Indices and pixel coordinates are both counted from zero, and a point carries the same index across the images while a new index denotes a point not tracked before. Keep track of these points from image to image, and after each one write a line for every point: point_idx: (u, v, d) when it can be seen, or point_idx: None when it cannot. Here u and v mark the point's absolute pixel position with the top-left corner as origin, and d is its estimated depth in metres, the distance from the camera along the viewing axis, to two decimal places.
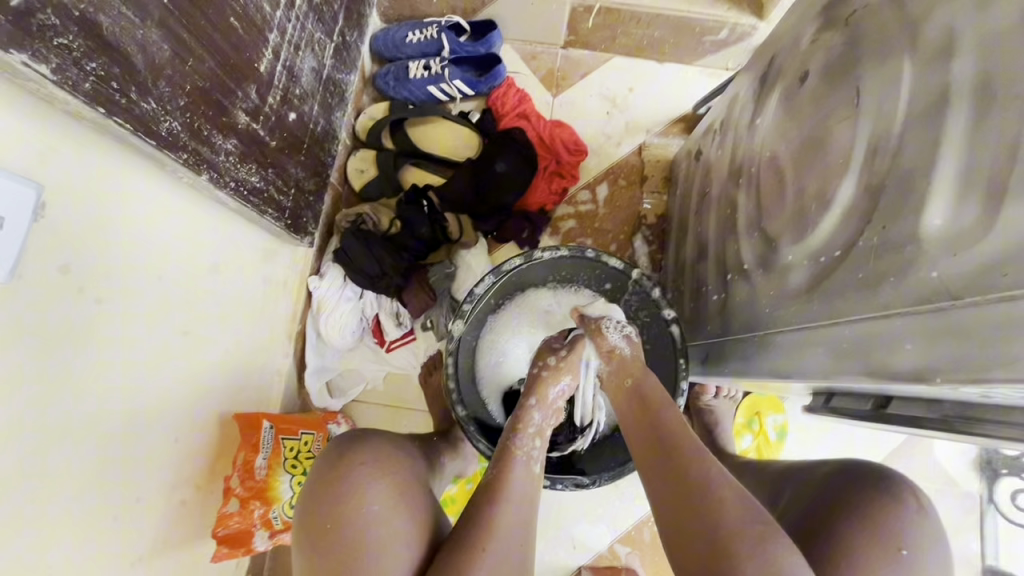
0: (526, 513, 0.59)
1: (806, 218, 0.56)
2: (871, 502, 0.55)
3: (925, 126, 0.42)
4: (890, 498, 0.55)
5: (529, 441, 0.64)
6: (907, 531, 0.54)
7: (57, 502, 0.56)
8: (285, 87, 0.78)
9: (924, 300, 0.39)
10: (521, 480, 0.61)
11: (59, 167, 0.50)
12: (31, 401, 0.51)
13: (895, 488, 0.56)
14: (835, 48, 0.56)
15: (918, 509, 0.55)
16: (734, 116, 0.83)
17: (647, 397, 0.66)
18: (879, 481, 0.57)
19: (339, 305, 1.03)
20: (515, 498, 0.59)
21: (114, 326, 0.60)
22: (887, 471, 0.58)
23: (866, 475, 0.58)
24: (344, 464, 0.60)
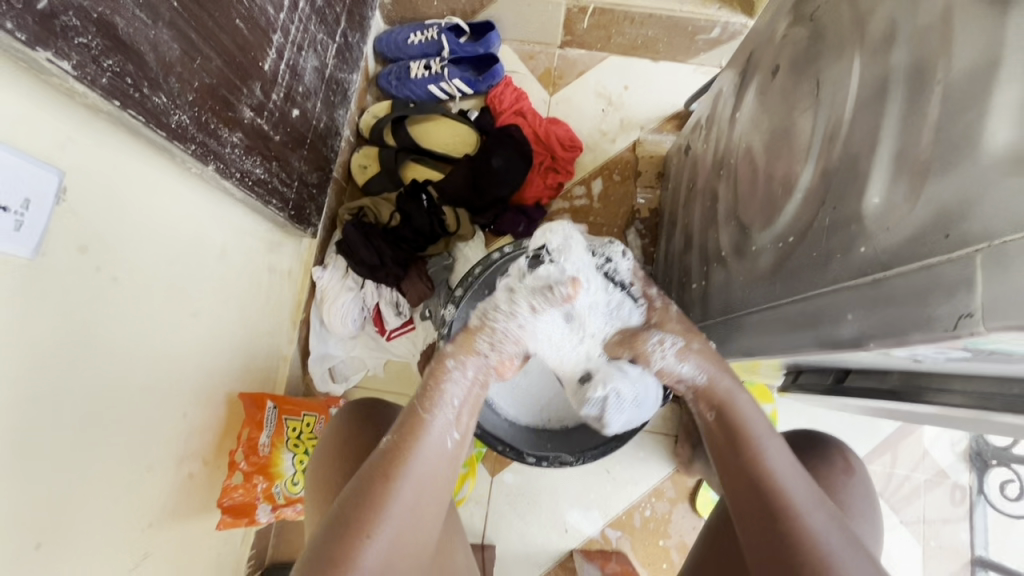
0: (428, 485, 0.59)
1: (774, 203, 0.59)
2: (804, 466, 0.63)
3: (869, 112, 0.45)
4: (821, 462, 0.63)
5: (441, 402, 0.62)
6: (836, 491, 0.60)
7: (70, 451, 0.60)
8: (289, 85, 0.83)
9: (864, 273, 0.42)
10: (425, 455, 0.59)
11: (79, 153, 0.55)
12: (67, 366, 0.58)
13: (825, 449, 0.64)
14: (801, 42, 0.60)
15: (847, 470, 0.62)
16: (718, 111, 0.86)
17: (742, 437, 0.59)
18: (813, 448, 0.65)
19: (342, 294, 1.07)
20: (421, 473, 0.58)
21: (125, 289, 0.64)
22: (818, 436, 0.66)
23: (805, 443, 0.65)
24: (360, 429, 0.69)
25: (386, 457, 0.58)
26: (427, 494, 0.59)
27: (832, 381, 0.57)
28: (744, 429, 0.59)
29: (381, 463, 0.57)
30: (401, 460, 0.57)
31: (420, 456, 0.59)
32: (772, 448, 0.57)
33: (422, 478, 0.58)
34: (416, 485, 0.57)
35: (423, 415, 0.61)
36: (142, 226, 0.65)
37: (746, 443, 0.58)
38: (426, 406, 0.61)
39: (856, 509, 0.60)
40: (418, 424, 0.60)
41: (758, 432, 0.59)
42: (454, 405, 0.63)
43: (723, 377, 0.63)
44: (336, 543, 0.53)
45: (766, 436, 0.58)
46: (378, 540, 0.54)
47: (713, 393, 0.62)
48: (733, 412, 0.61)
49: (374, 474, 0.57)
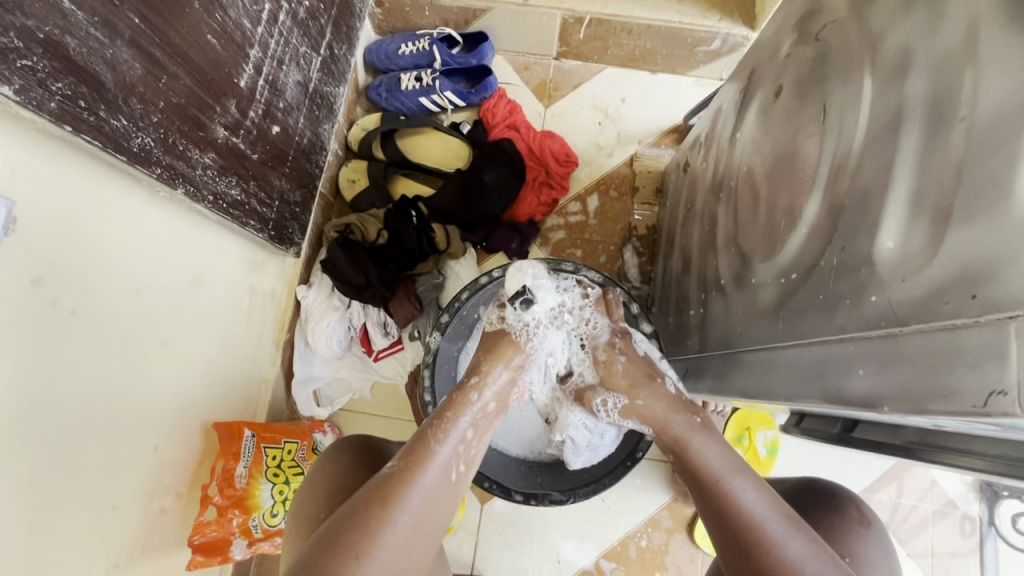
0: (426, 522, 0.56)
1: (776, 234, 0.56)
2: (815, 514, 0.59)
3: (881, 146, 0.41)
4: (834, 511, 0.59)
5: (450, 433, 0.60)
6: (849, 542, 0.57)
7: (24, 498, 0.56)
8: (268, 101, 0.79)
9: (876, 326, 0.38)
10: (427, 486, 0.56)
11: (30, 181, 0.51)
12: (20, 407, 0.54)
13: (839, 503, 0.60)
14: (806, 62, 0.56)
15: (862, 522, 0.58)
16: (718, 128, 0.82)
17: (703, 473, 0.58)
18: (825, 496, 0.61)
19: (326, 315, 1.03)
20: (420, 505, 0.55)
21: (86, 322, 0.60)
22: (829, 486, 0.62)
23: (817, 490, 0.62)
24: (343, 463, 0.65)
25: (384, 484, 0.55)
26: (426, 530, 0.56)
27: (841, 429, 0.54)
28: (703, 468, 0.59)
29: (379, 487, 0.55)
30: (399, 487, 0.55)
31: (420, 482, 0.56)
32: (739, 483, 0.56)
33: (419, 511, 0.55)
34: (411, 519, 0.54)
35: (427, 443, 0.59)
36: (104, 252, 0.61)
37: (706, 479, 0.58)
38: (432, 433, 0.59)
39: (869, 565, 0.56)
40: (424, 453, 0.58)
41: (720, 470, 0.58)
42: (458, 435, 0.60)
43: (677, 421, 0.64)
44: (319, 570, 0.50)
45: (730, 472, 0.57)
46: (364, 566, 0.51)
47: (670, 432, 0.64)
48: (689, 451, 0.61)
49: (368, 500, 0.54)
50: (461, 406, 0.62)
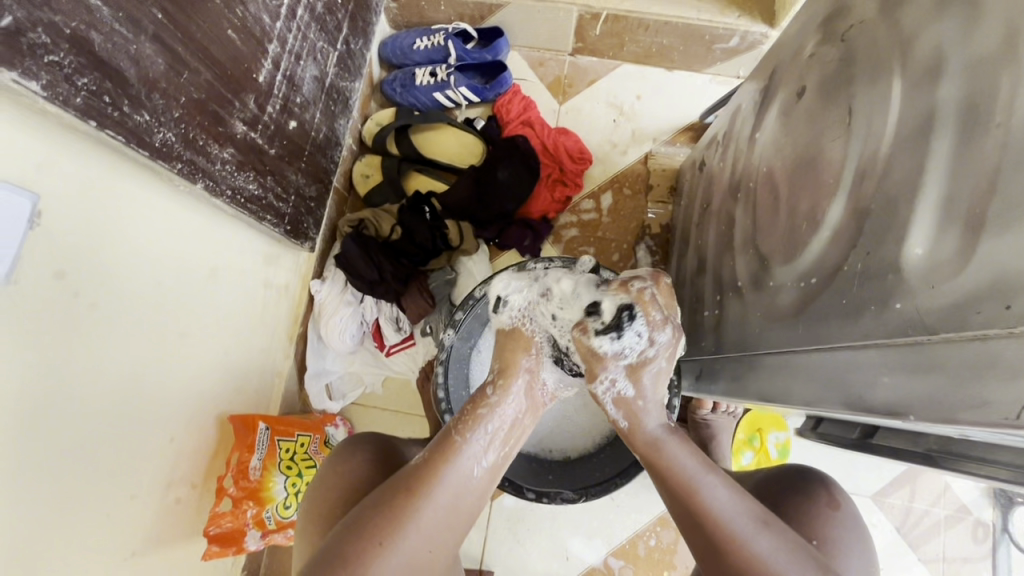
0: (451, 521, 0.54)
1: (797, 237, 0.55)
2: (783, 502, 0.58)
3: (911, 150, 0.40)
4: (800, 495, 0.58)
5: (479, 431, 0.57)
6: (818, 525, 0.55)
7: (45, 486, 0.57)
8: (285, 96, 0.79)
9: (901, 333, 0.38)
10: (452, 485, 0.54)
11: (56, 176, 0.52)
12: (42, 398, 0.55)
13: (807, 486, 0.59)
14: (831, 63, 0.55)
15: (831, 504, 0.58)
16: (736, 127, 0.81)
17: (671, 472, 0.54)
18: (794, 483, 0.60)
19: (339, 309, 1.04)
20: (446, 502, 0.53)
21: (104, 315, 0.61)
22: (802, 471, 0.62)
23: (789, 476, 0.61)
24: (357, 450, 0.67)
25: (411, 474, 0.54)
26: (447, 528, 0.54)
27: (859, 436, 0.54)
28: (675, 470, 0.54)
29: (406, 477, 0.54)
30: (427, 479, 0.53)
31: (447, 478, 0.54)
32: (760, 539, 0.49)
33: (447, 505, 0.54)
34: (438, 513, 0.53)
35: (455, 438, 0.57)
36: (127, 246, 0.62)
37: (671, 477, 0.54)
38: (463, 425, 0.58)
39: (840, 546, 0.55)
40: (452, 449, 0.56)
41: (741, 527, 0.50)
42: (489, 436, 0.58)
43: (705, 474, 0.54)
44: (347, 556, 0.50)
45: (752, 531, 0.50)
46: (390, 557, 0.50)
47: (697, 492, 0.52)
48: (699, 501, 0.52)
49: (396, 487, 0.53)
50: (495, 401, 0.59)
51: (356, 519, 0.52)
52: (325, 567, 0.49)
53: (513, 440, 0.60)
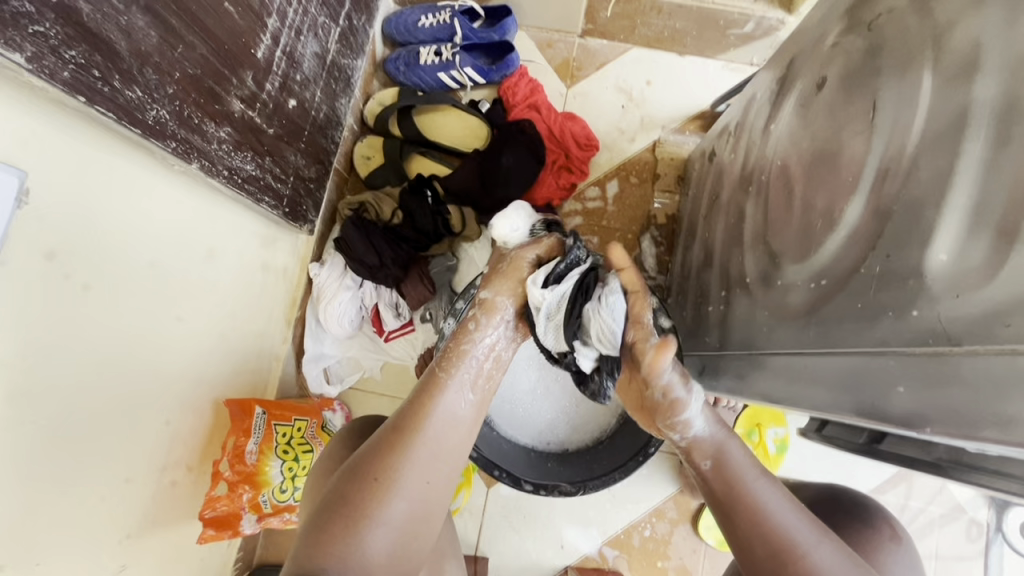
0: (445, 456, 0.58)
1: (810, 235, 0.53)
2: (842, 524, 0.58)
3: (940, 151, 0.39)
4: (863, 523, 0.58)
5: (462, 366, 0.62)
6: (876, 555, 0.55)
7: (37, 469, 0.56)
8: (285, 73, 0.76)
9: (921, 342, 0.37)
10: (439, 423, 0.58)
11: (43, 154, 0.50)
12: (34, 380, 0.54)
13: (869, 515, 0.59)
14: (855, 55, 0.53)
15: (893, 537, 0.58)
16: (750, 118, 0.79)
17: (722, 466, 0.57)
18: (855, 510, 0.60)
19: (338, 294, 1.02)
20: (433, 442, 0.57)
21: (96, 297, 0.59)
22: (859, 498, 0.62)
23: (844, 501, 0.62)
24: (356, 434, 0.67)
25: (396, 421, 0.58)
26: (443, 460, 0.58)
27: (866, 440, 0.53)
28: (727, 467, 0.56)
29: (393, 425, 0.57)
30: (413, 421, 0.57)
31: (435, 413, 0.59)
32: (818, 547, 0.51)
33: (437, 442, 0.58)
34: (433, 450, 0.57)
35: (437, 376, 0.61)
36: (122, 225, 0.61)
37: (717, 483, 0.56)
38: (445, 361, 0.62)
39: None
40: (437, 389, 0.60)
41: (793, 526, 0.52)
42: (468, 369, 0.62)
43: (752, 474, 0.56)
44: (349, 496, 0.53)
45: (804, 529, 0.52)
46: (396, 490, 0.54)
47: (740, 477, 0.55)
48: (746, 494, 0.54)
49: (385, 436, 0.57)
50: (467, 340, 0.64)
51: (352, 465, 0.55)
52: (333, 508, 0.52)
53: (493, 369, 0.65)
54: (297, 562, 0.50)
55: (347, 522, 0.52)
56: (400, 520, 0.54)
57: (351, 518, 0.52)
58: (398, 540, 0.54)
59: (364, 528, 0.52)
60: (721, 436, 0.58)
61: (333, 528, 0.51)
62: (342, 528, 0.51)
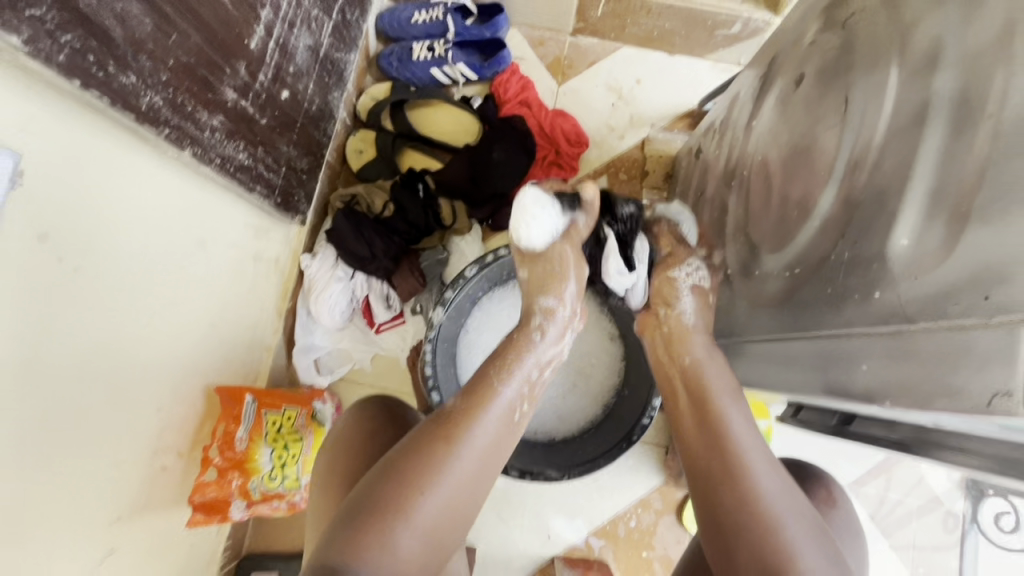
0: (488, 459, 0.57)
1: (787, 225, 0.55)
2: None
3: (903, 141, 0.41)
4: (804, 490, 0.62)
5: (514, 371, 0.62)
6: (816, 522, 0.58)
7: (27, 449, 0.57)
8: (278, 64, 0.77)
9: (883, 321, 0.39)
10: (488, 427, 0.58)
11: (36, 136, 0.51)
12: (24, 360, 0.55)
13: (808, 481, 0.63)
14: (830, 52, 0.55)
15: (828, 501, 0.61)
16: (734, 115, 0.81)
17: (698, 385, 0.64)
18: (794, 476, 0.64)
19: (330, 285, 1.02)
20: (479, 447, 0.57)
21: (88, 281, 0.60)
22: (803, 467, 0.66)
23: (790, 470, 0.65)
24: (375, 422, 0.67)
25: (448, 419, 0.57)
26: (484, 471, 0.57)
27: (837, 422, 0.54)
28: (711, 389, 0.63)
29: (440, 420, 0.57)
30: (462, 422, 0.57)
31: (482, 419, 0.58)
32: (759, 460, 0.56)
33: (482, 449, 0.57)
34: (473, 456, 0.56)
35: (492, 383, 0.61)
36: (115, 209, 0.62)
37: (693, 398, 0.63)
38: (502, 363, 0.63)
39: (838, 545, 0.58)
40: (487, 390, 0.60)
41: (745, 440, 0.58)
42: (523, 372, 0.63)
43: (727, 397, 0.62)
44: (389, 493, 0.52)
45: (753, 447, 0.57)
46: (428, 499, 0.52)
47: (720, 397, 0.62)
48: (712, 406, 0.61)
49: (435, 432, 0.56)
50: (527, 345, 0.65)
51: (392, 463, 0.54)
52: (367, 505, 0.51)
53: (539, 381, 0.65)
54: (326, 556, 0.48)
55: (382, 525, 0.50)
56: (430, 529, 0.52)
57: (383, 521, 0.50)
58: (424, 553, 0.52)
59: (396, 535, 0.50)
60: (718, 373, 0.64)
61: (366, 531, 0.50)
62: (375, 531, 0.50)
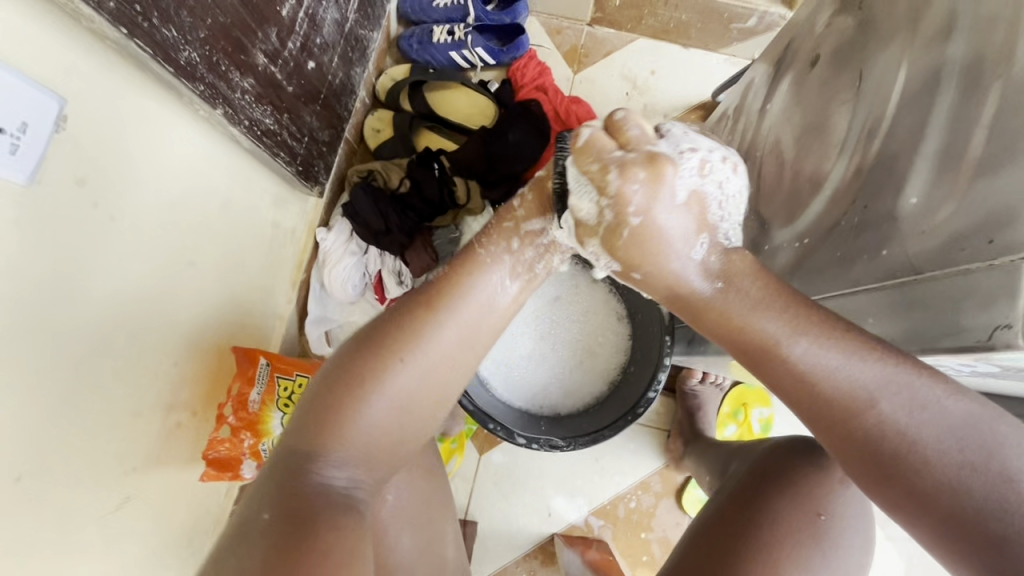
0: (471, 337, 0.54)
1: (798, 198, 0.57)
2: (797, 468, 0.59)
3: (915, 108, 0.42)
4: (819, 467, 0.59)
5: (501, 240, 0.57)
6: (828, 498, 0.57)
7: (56, 388, 0.59)
8: (307, 35, 0.80)
9: (892, 276, 0.41)
10: (474, 298, 0.54)
11: (78, 82, 0.53)
12: (58, 301, 0.57)
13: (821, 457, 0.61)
14: (846, 31, 0.56)
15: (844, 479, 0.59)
16: (748, 100, 0.83)
17: (747, 340, 0.45)
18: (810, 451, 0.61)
19: (343, 258, 1.04)
20: (462, 322, 0.54)
21: (120, 230, 0.62)
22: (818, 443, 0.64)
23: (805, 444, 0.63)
24: None
25: (423, 294, 0.54)
26: (468, 346, 0.54)
27: None
28: (743, 332, 0.45)
29: (419, 295, 0.54)
30: (444, 295, 0.54)
31: (470, 296, 0.54)
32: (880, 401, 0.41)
33: (465, 324, 0.54)
34: (454, 331, 0.53)
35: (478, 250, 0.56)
36: (148, 162, 0.64)
37: (751, 353, 0.45)
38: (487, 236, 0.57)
39: (849, 520, 0.57)
40: (468, 263, 0.55)
41: (846, 387, 0.42)
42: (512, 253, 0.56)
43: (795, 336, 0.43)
44: (357, 371, 0.51)
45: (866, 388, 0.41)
46: (402, 375, 0.51)
47: (779, 338, 0.44)
48: (778, 362, 0.44)
49: (410, 304, 0.53)
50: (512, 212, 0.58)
51: (368, 338, 0.52)
52: (334, 387, 0.50)
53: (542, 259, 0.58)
54: (296, 443, 0.49)
55: (347, 403, 0.50)
56: (403, 401, 0.52)
57: (353, 403, 0.50)
58: (399, 424, 0.52)
59: (363, 410, 0.50)
60: (745, 289, 0.46)
61: (332, 412, 0.49)
62: (342, 411, 0.50)
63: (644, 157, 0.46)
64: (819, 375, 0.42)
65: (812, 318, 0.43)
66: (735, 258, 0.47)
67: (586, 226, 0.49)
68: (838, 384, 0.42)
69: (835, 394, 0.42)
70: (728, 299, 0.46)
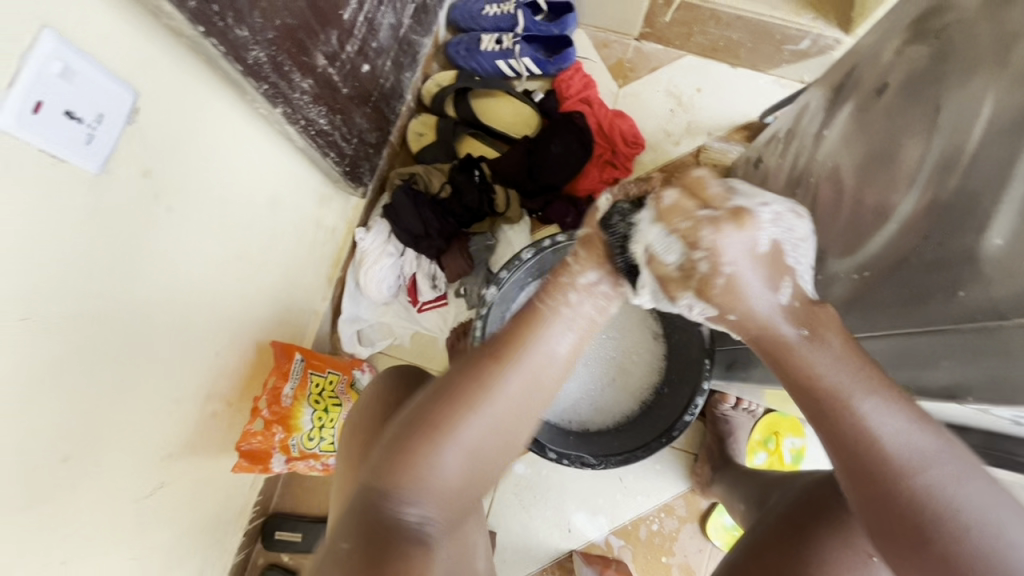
0: (537, 397, 0.53)
1: (860, 229, 0.55)
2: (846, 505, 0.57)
3: (1001, 144, 0.41)
4: None
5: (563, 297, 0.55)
6: None
7: (105, 372, 0.60)
8: (364, 38, 0.81)
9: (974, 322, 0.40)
10: (540, 350, 0.53)
11: (150, 76, 0.54)
12: (114, 287, 0.58)
13: None
14: (918, 61, 0.55)
15: None
16: (803, 124, 0.81)
17: (824, 390, 0.45)
18: None
19: (380, 259, 1.05)
20: (531, 374, 0.53)
21: (177, 221, 0.63)
22: None
23: None
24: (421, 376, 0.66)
25: (489, 346, 0.54)
26: (536, 397, 0.53)
27: None
28: (815, 380, 0.46)
29: (488, 349, 0.54)
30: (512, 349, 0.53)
31: (533, 347, 0.53)
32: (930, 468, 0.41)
33: (531, 380, 0.53)
34: (519, 383, 0.52)
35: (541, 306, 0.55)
36: (208, 156, 0.65)
37: (818, 401, 0.46)
38: (542, 300, 0.55)
39: None
40: (533, 312, 0.54)
41: (906, 451, 0.42)
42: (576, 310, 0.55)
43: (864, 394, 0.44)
44: (428, 420, 0.50)
45: (921, 455, 0.42)
46: (481, 427, 0.51)
47: (846, 392, 0.44)
48: (843, 418, 0.44)
49: (480, 357, 0.53)
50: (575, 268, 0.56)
51: (444, 387, 0.52)
52: (407, 439, 0.50)
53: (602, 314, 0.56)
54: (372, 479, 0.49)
55: (423, 451, 0.49)
56: (474, 448, 0.51)
57: (426, 453, 0.49)
58: (472, 472, 0.52)
59: (440, 457, 0.50)
60: (823, 343, 0.47)
61: (412, 454, 0.49)
62: (419, 456, 0.49)
63: (732, 212, 0.49)
64: (880, 434, 0.43)
65: (882, 381, 0.44)
66: (819, 309, 0.49)
67: (671, 279, 0.51)
68: (894, 445, 0.43)
69: (890, 453, 0.43)
70: (811, 347, 0.47)
